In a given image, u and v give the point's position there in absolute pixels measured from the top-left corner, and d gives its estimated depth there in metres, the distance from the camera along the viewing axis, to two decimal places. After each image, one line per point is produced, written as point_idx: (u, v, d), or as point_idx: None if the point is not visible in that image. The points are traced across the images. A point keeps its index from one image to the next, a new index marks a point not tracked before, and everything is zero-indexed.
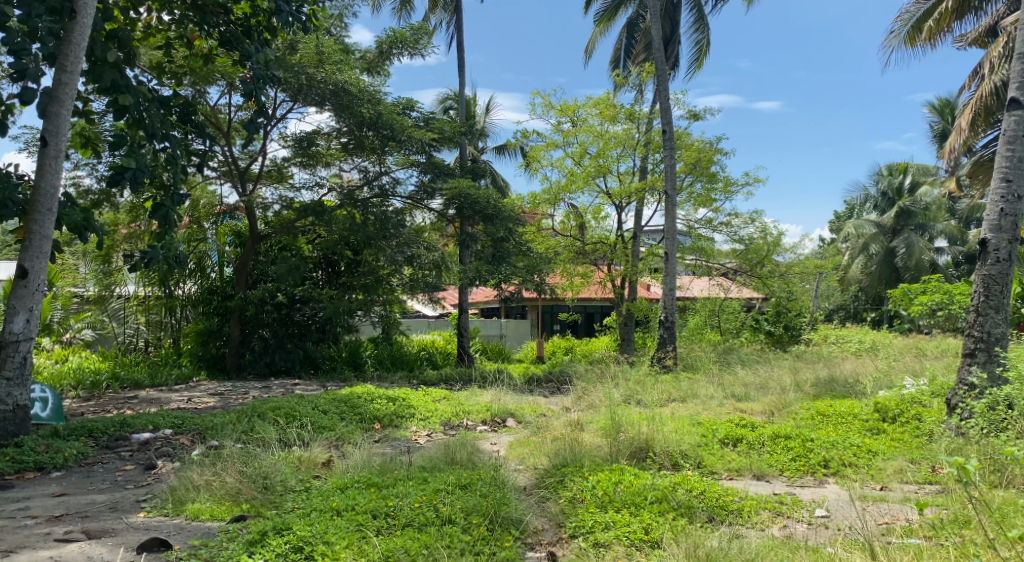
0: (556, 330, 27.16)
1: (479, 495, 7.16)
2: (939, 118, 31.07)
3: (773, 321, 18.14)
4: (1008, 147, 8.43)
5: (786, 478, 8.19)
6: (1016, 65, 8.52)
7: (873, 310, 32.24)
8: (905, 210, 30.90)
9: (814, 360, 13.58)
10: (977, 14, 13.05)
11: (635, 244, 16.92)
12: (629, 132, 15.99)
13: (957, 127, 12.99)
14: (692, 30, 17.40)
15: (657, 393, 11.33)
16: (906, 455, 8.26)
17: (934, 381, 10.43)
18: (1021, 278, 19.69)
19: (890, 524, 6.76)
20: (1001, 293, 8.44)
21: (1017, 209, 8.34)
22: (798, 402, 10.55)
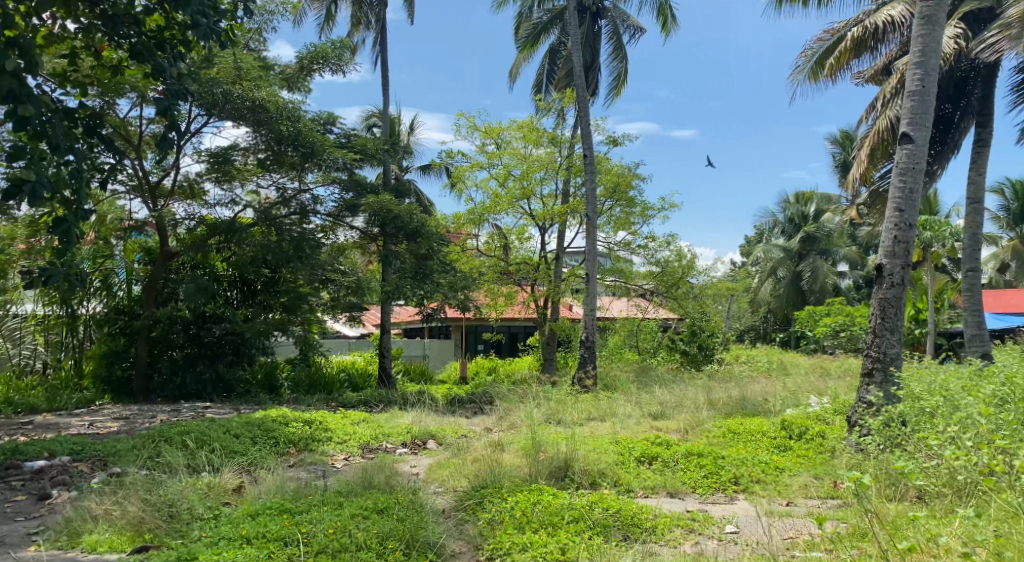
0: (479, 350, 27.16)
1: (396, 519, 7.05)
2: (840, 150, 32.94)
3: (688, 340, 18.45)
4: (900, 178, 8.99)
5: (699, 495, 8.42)
6: (907, 102, 9.09)
7: (784, 331, 33.51)
8: (810, 236, 32.54)
9: (726, 379, 14.00)
10: (873, 52, 13.85)
11: (558, 265, 17.15)
12: (551, 156, 16.27)
13: (857, 159, 13.73)
14: (611, 59, 17.87)
15: (578, 413, 11.45)
16: (811, 471, 8.62)
17: (836, 399, 10.96)
18: (913, 302, 21.12)
19: (794, 539, 7.03)
20: (896, 315, 8.96)
21: (909, 236, 8.88)
22: (711, 420, 10.87)
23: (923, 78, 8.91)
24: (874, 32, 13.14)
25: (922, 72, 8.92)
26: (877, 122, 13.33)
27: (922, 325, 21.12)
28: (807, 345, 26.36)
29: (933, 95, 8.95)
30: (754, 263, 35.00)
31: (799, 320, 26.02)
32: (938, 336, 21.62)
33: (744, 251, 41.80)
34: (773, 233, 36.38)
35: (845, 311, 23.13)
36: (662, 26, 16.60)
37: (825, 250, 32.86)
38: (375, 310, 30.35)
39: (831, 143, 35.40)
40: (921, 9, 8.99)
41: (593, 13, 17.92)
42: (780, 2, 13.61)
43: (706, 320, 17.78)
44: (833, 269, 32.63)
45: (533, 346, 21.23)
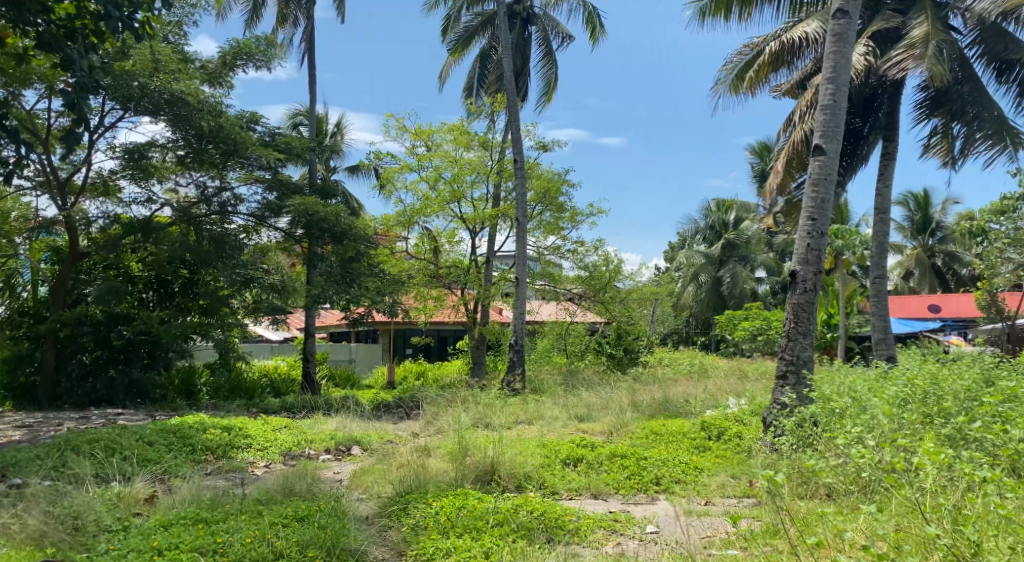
0: (408, 354, 26.92)
1: (317, 527, 6.90)
2: (759, 160, 34.18)
3: (614, 344, 18.85)
4: (813, 188, 9.37)
5: (621, 496, 8.56)
6: (819, 116, 9.48)
7: (704, 334, 34.48)
8: (729, 243, 33.95)
9: (651, 381, 14.29)
10: (789, 67, 14.42)
11: (488, 269, 17.17)
12: (482, 159, 16.31)
13: (774, 169, 14.26)
14: (542, 65, 18.04)
15: (506, 416, 11.48)
16: (729, 471, 8.88)
17: (753, 401, 11.35)
18: (826, 307, 22.05)
19: (711, 537, 7.23)
20: (808, 319, 9.34)
21: (820, 245, 9.26)
22: (635, 422, 11.08)
23: (834, 93, 9.32)
24: (790, 47, 13.67)
25: (834, 87, 9.32)
26: (793, 134, 13.88)
27: (834, 329, 22.07)
28: (727, 348, 27.13)
29: (843, 110, 9.37)
30: (678, 268, 35.84)
31: (719, 324, 26.79)
32: (849, 339, 22.65)
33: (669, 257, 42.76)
34: (694, 240, 37.49)
35: (763, 315, 23.92)
36: (592, 35, 16.88)
37: (745, 256, 33.96)
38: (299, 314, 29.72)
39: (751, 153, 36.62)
40: (833, 27, 9.40)
41: (524, 19, 18.08)
42: (703, 16, 14.02)
43: (632, 323, 18.12)
44: (752, 275, 33.76)
45: (462, 350, 21.16)
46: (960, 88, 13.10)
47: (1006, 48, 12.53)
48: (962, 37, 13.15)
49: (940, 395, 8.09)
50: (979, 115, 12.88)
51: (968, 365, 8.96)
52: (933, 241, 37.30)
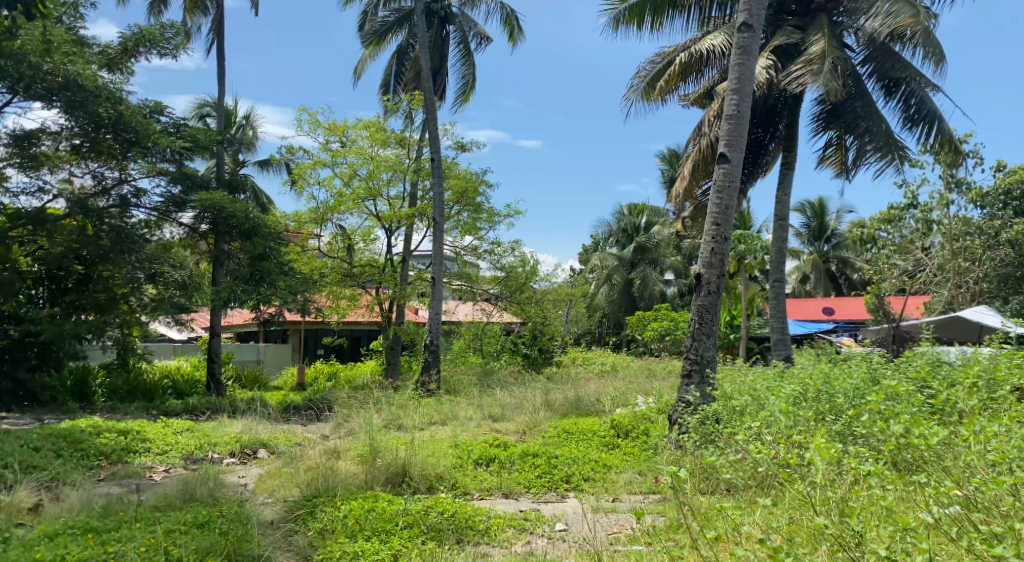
0: (319, 355, 26.37)
1: (218, 534, 6.67)
2: (668, 166, 35.25)
3: (529, 344, 18.91)
4: (718, 195, 9.72)
5: (532, 494, 8.66)
6: (724, 125, 9.86)
7: (616, 334, 35.27)
8: (640, 246, 34.83)
9: (564, 381, 14.52)
10: (698, 77, 14.91)
11: (403, 268, 17.03)
12: (399, 157, 16.17)
13: (681, 175, 14.74)
14: (460, 64, 18.01)
15: (419, 417, 11.39)
16: (636, 468, 9.11)
17: (660, 399, 11.69)
18: (730, 309, 23.00)
19: (617, 533, 7.41)
20: (711, 320, 9.71)
21: (724, 249, 9.67)
22: (547, 421, 11.22)
23: (738, 104, 9.70)
24: (699, 58, 14.14)
25: (738, 99, 9.70)
26: (700, 141, 14.36)
27: (737, 330, 23.01)
28: (636, 348, 27.82)
29: (747, 120, 9.78)
30: (592, 270, 36.46)
31: (630, 325, 27.45)
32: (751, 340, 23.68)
33: (583, 259, 43.42)
34: (607, 243, 38.17)
35: (671, 316, 24.75)
36: (509, 37, 16.97)
37: (655, 258, 34.91)
38: (204, 313, 28.65)
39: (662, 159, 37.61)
40: (738, 40, 9.77)
41: (442, 18, 18.05)
42: (617, 23, 14.32)
43: (546, 324, 18.30)
44: (661, 278, 34.75)
45: (375, 350, 20.89)
46: (853, 103, 13.88)
47: (894, 66, 13.36)
48: (856, 54, 13.93)
49: (832, 393, 8.55)
50: (870, 129, 13.68)
51: (856, 364, 9.52)
52: (830, 247, 39.40)
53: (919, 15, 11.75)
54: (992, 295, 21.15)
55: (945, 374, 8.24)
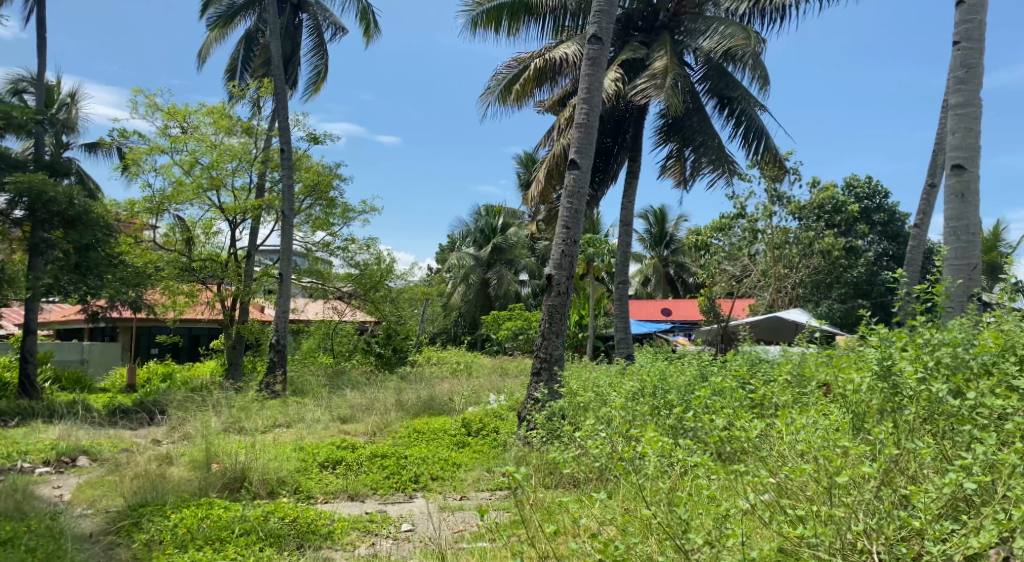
0: (153, 355, 24.68)
1: (22, 551, 6.05)
2: (524, 169, 36.12)
3: (383, 343, 18.75)
4: (568, 199, 10.06)
5: (379, 496, 8.54)
6: (574, 133, 10.20)
7: (471, 334, 35.67)
8: (497, 247, 35.41)
9: (416, 380, 14.47)
10: (552, 84, 15.37)
11: (248, 264, 16.33)
12: (246, 147, 15.45)
13: (537, 179, 15.08)
14: (312, 54, 17.49)
15: (262, 420, 10.93)
16: (484, 465, 9.20)
17: (511, 397, 11.93)
18: (579, 309, 24.00)
19: (462, 531, 7.48)
20: (560, 320, 10.04)
21: (573, 251, 10.04)
22: (398, 422, 11.13)
23: (588, 113, 10.07)
24: (553, 65, 14.57)
25: (587, 108, 10.07)
26: (553, 147, 14.78)
27: (585, 329, 24.02)
28: (490, 347, 28.22)
29: (595, 129, 10.17)
30: (449, 270, 36.59)
31: (485, 324, 27.83)
32: (598, 339, 24.77)
33: (440, 258, 43.45)
34: (464, 242, 38.37)
35: (524, 315, 25.37)
36: (365, 31, 16.68)
37: (510, 259, 35.63)
38: (18, 309, 25.92)
39: (519, 161, 38.45)
40: (588, 52, 10.14)
41: (294, 5, 17.43)
42: (474, 25, 14.51)
43: (401, 323, 18.28)
44: (516, 278, 35.49)
45: (216, 349, 19.83)
46: (691, 118, 14.83)
47: (728, 85, 14.41)
48: (694, 72, 14.87)
49: (666, 390, 9.09)
50: (706, 143, 14.68)
51: (688, 362, 10.18)
52: (669, 252, 41.92)
53: (749, 38, 12.74)
54: (807, 299, 23.44)
55: (761, 371, 9.00)
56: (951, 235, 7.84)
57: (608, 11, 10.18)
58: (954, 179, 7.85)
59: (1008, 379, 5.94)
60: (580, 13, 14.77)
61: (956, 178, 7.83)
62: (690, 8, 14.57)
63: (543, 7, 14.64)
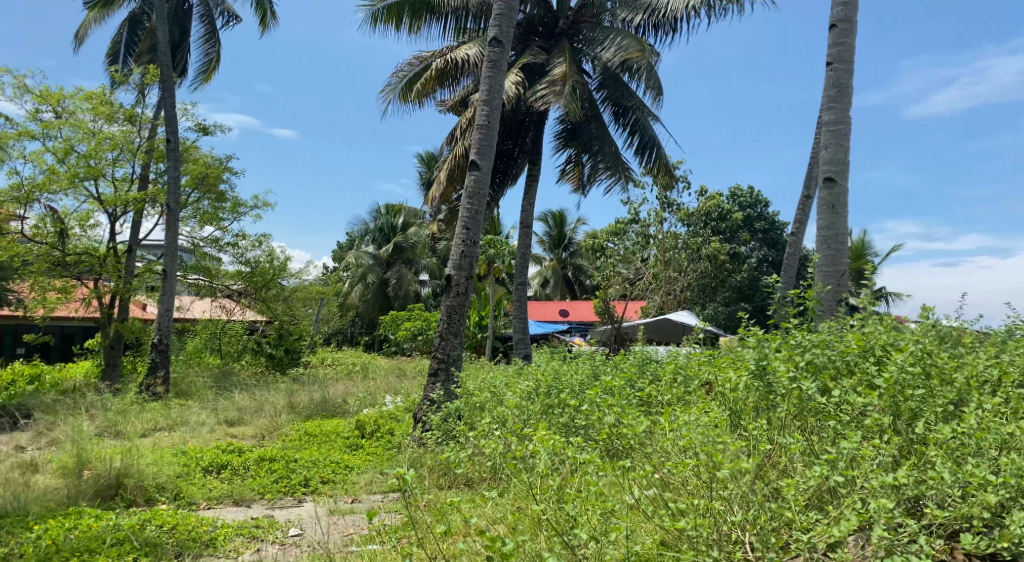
0: (19, 355, 22.94)
1: None
2: (426, 169, 35.94)
3: (274, 344, 18.25)
4: (469, 200, 10.08)
5: (266, 501, 8.28)
6: (475, 134, 10.24)
7: (368, 334, 35.30)
8: (398, 246, 35.11)
9: (310, 382, 14.13)
10: (454, 85, 15.37)
11: (129, 259, 15.61)
12: (129, 136, 14.66)
13: (438, 179, 15.04)
14: (202, 41, 16.78)
15: (142, 423, 10.37)
16: (377, 467, 9.06)
17: (407, 398, 11.86)
18: (478, 310, 24.14)
19: (352, 535, 7.34)
20: (459, 320, 10.04)
21: (473, 252, 10.06)
22: (289, 424, 10.83)
23: (488, 115, 10.13)
24: (455, 66, 14.57)
25: (488, 110, 10.13)
26: (455, 148, 14.79)
27: (484, 330, 24.20)
28: (388, 347, 27.93)
29: (495, 131, 10.25)
30: (347, 269, 35.96)
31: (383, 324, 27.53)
32: (497, 340, 24.99)
33: (338, 255, 42.58)
34: (363, 240, 37.78)
35: (424, 315, 25.30)
36: (260, 20, 16.15)
37: (410, 259, 35.39)
38: None
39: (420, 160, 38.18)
40: (489, 54, 10.21)
41: None
42: (375, 21, 14.34)
43: (294, 323, 17.86)
44: (416, 278, 35.28)
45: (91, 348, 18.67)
46: (589, 125, 15.19)
47: (624, 95, 14.86)
48: (591, 80, 15.24)
49: (560, 389, 9.27)
50: (603, 150, 15.08)
51: (581, 362, 10.43)
52: (567, 255, 42.82)
53: (644, 50, 13.20)
54: (693, 302, 24.74)
55: (648, 370, 9.35)
56: (822, 244, 8.36)
57: (509, 15, 10.30)
58: (826, 192, 8.39)
59: (867, 378, 6.41)
60: (482, 16, 14.86)
61: (828, 190, 8.37)
62: (589, 17, 15.00)
63: (444, 7, 14.62)
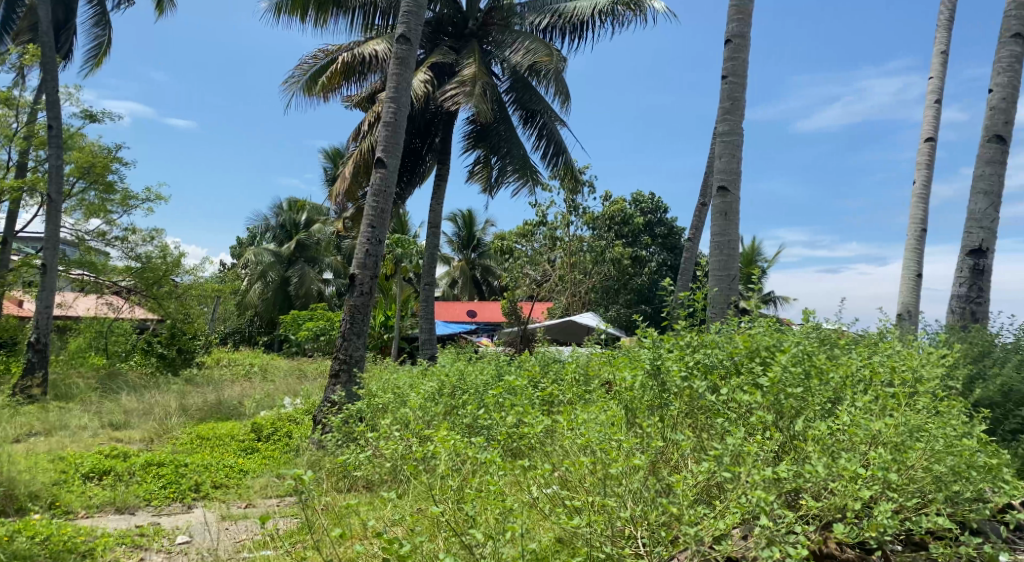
0: None
1: None
2: (331, 164, 35.26)
3: (166, 343, 17.07)
4: (374, 197, 9.94)
5: (152, 508, 7.90)
6: (381, 131, 10.11)
7: (268, 334, 34.29)
8: (300, 243, 34.33)
9: (203, 383, 13.52)
10: (360, 80, 15.15)
11: (5, 251, 14.58)
12: (4, 120, 13.72)
13: (342, 175, 14.80)
14: (91, 23, 15.86)
15: (13, 428, 9.69)
16: (273, 471, 8.82)
17: (307, 400, 11.58)
18: (383, 310, 23.93)
19: (244, 540, 7.08)
20: (362, 321, 9.89)
21: (377, 251, 9.93)
22: (181, 427, 10.40)
23: (395, 112, 10.03)
24: (361, 61, 14.38)
25: (395, 107, 10.03)
26: (360, 144, 14.59)
27: (390, 330, 23.97)
28: (289, 347, 27.19)
29: (402, 128, 10.16)
30: (246, 266, 34.85)
31: (284, 324, 26.74)
32: (403, 340, 24.78)
33: (237, 252, 41.04)
34: (263, 237, 36.51)
35: (326, 315, 24.80)
36: (156, 4, 15.44)
37: (313, 257, 34.64)
38: None
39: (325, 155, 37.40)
40: (396, 51, 10.11)
41: None
42: (279, 12, 13.98)
43: (187, 322, 17.16)
44: (319, 277, 34.54)
45: None
46: (498, 127, 15.29)
47: (532, 98, 15.05)
48: (500, 82, 15.33)
49: (463, 390, 9.27)
50: (511, 152, 15.22)
51: (486, 363, 10.49)
52: (475, 255, 42.92)
53: (551, 56, 13.43)
54: (597, 304, 25.33)
55: (551, 370, 9.51)
56: (715, 250, 8.72)
57: (416, 13, 10.22)
58: (719, 200, 8.75)
59: (754, 377, 6.73)
60: (390, 12, 14.71)
61: (721, 199, 8.74)
62: (497, 20, 15.08)
63: (351, 2, 14.39)
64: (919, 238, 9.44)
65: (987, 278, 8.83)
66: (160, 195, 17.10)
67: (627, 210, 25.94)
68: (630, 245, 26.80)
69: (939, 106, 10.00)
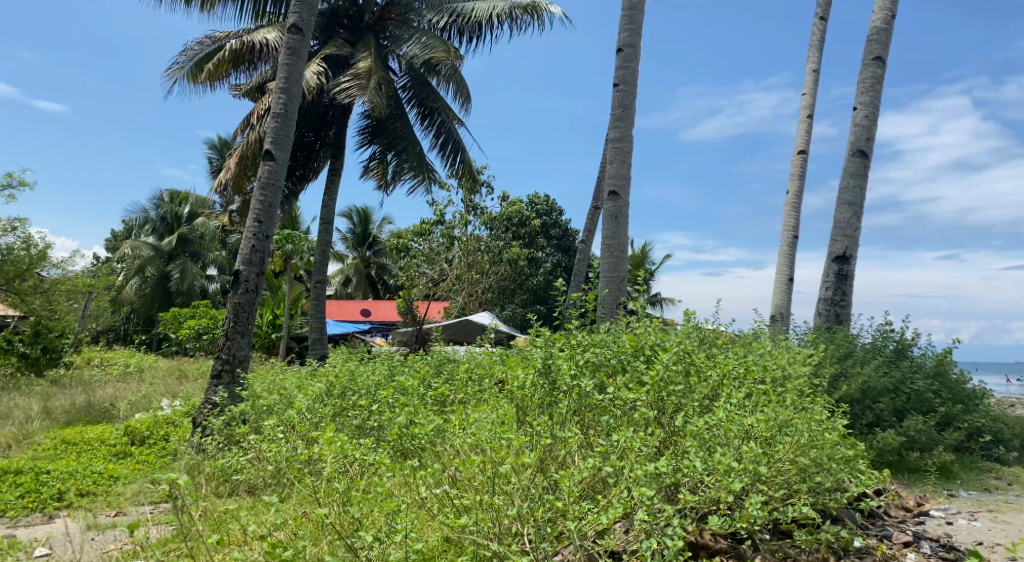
0: None
1: None
2: (217, 156, 33.80)
3: (29, 342, 15.54)
4: (262, 191, 9.60)
5: (8, 520, 7.31)
6: (271, 123, 9.78)
7: (145, 332, 32.63)
8: (182, 237, 32.77)
9: (70, 384, 12.70)
10: (250, 68, 14.60)
11: None
12: None
13: (229, 166, 14.22)
14: None
15: None
16: (147, 476, 8.35)
17: (188, 402, 11.05)
18: (269, 308, 23.38)
19: (111, 550, 6.66)
20: (247, 319, 9.53)
21: (265, 247, 9.59)
22: (44, 432, 9.71)
23: (286, 103, 9.73)
24: (251, 49, 13.87)
25: (286, 98, 9.73)
26: (249, 135, 14.06)
27: (279, 329, 23.22)
28: (169, 347, 25.93)
29: (293, 121, 9.86)
30: (122, 261, 33.01)
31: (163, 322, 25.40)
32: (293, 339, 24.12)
33: (112, 245, 38.52)
34: (143, 231, 34.65)
35: (210, 314, 23.81)
36: None
37: (196, 252, 33.20)
38: None
39: (211, 145, 35.81)
40: (288, 41, 9.82)
41: None
42: None
43: (54, 319, 16.09)
44: (203, 273, 33.24)
45: None
46: (395, 124, 15.12)
47: (429, 96, 14.98)
48: (398, 79, 15.18)
49: (354, 390, 9.08)
50: (408, 149, 15.09)
51: (378, 363, 10.33)
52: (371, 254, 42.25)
53: (448, 53, 13.43)
54: (493, 304, 25.48)
55: (443, 371, 9.47)
56: (606, 252, 8.95)
57: (310, 4, 9.96)
58: (610, 204, 9.00)
59: (637, 375, 6.95)
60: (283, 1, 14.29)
61: (612, 203, 8.99)
62: (395, 15, 14.99)
63: None
64: (792, 243, 10.04)
65: (850, 282, 9.49)
66: (25, 183, 15.96)
67: (525, 212, 26.27)
68: (527, 247, 27.08)
69: (811, 121, 10.68)
